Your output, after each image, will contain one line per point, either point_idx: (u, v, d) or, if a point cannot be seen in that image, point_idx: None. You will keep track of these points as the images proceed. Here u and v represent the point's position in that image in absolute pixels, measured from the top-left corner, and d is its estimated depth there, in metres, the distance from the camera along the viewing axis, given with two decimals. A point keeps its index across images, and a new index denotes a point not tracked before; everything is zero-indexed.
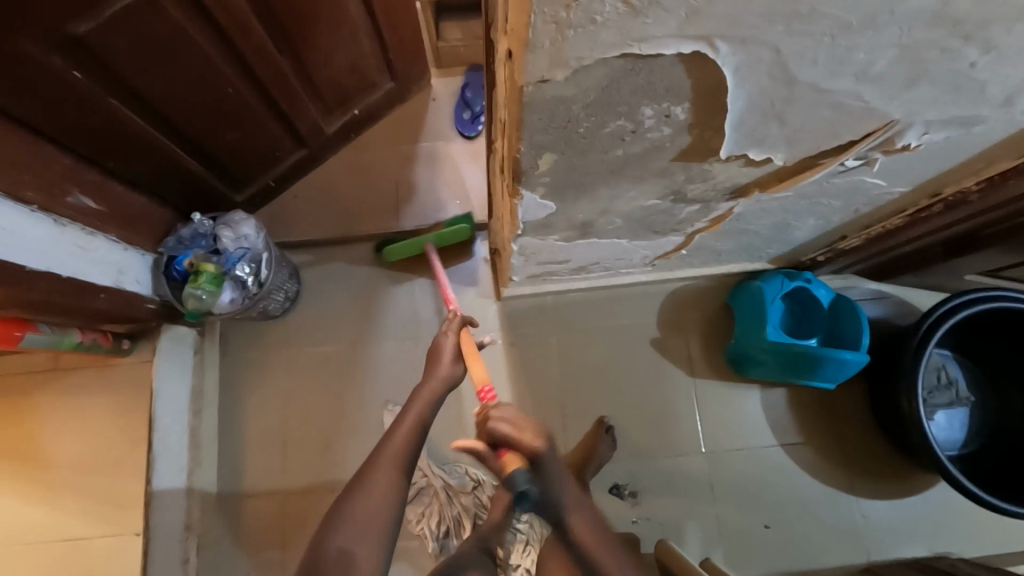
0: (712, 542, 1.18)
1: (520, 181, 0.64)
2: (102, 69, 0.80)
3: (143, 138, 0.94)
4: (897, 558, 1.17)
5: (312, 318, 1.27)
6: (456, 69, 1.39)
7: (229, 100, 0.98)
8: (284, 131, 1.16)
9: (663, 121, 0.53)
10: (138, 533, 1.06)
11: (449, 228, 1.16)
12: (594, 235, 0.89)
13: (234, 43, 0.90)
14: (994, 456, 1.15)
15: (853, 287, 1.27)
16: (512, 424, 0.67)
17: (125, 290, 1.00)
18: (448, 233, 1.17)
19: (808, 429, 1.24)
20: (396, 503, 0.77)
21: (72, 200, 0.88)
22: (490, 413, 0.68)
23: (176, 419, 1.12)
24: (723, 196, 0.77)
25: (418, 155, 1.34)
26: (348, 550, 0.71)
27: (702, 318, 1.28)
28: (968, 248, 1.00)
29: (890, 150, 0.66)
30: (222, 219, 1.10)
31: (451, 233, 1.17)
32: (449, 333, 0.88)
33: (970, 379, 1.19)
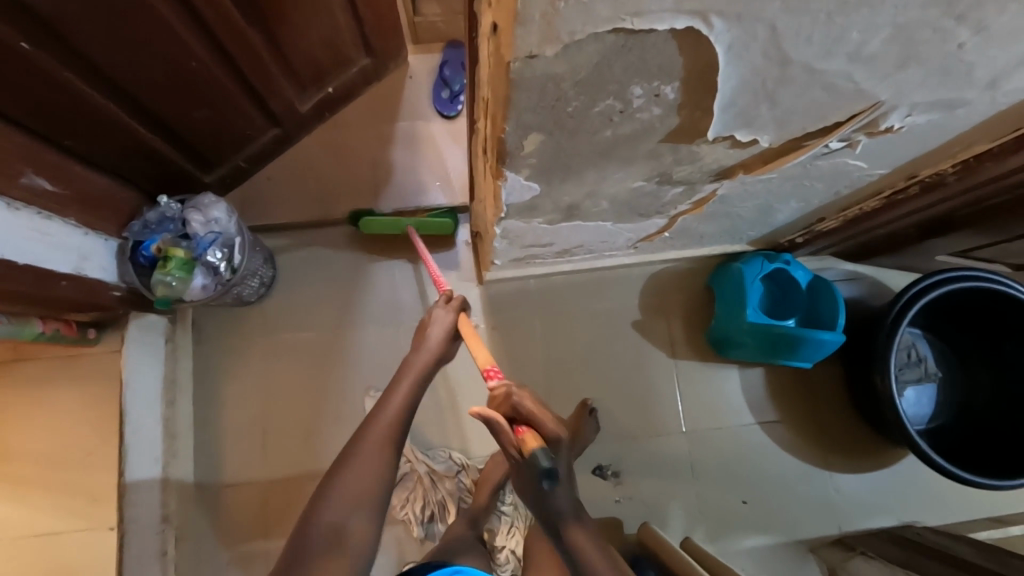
0: (693, 520, 1.20)
1: (505, 162, 0.62)
2: (52, 38, 0.74)
3: (103, 114, 0.88)
4: (867, 529, 1.22)
5: (290, 304, 1.24)
6: (434, 46, 1.35)
7: (197, 75, 0.93)
8: (256, 109, 1.11)
9: (653, 101, 0.52)
10: (113, 527, 1.03)
11: (432, 219, 1.20)
12: (579, 218, 0.88)
13: (200, 13, 0.85)
14: (960, 429, 1.20)
15: (829, 268, 1.30)
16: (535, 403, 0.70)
17: (88, 277, 0.95)
18: (430, 221, 1.19)
19: (784, 407, 1.27)
20: (381, 491, 0.76)
21: (26, 181, 0.82)
22: (513, 391, 0.69)
23: (149, 410, 1.08)
24: (708, 178, 0.77)
25: (396, 135, 1.30)
26: (344, 520, 0.73)
27: (682, 300, 1.29)
28: (941, 230, 1.03)
29: (873, 132, 0.66)
30: (191, 203, 1.05)
31: (434, 222, 1.19)
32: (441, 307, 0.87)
33: (938, 357, 1.24)
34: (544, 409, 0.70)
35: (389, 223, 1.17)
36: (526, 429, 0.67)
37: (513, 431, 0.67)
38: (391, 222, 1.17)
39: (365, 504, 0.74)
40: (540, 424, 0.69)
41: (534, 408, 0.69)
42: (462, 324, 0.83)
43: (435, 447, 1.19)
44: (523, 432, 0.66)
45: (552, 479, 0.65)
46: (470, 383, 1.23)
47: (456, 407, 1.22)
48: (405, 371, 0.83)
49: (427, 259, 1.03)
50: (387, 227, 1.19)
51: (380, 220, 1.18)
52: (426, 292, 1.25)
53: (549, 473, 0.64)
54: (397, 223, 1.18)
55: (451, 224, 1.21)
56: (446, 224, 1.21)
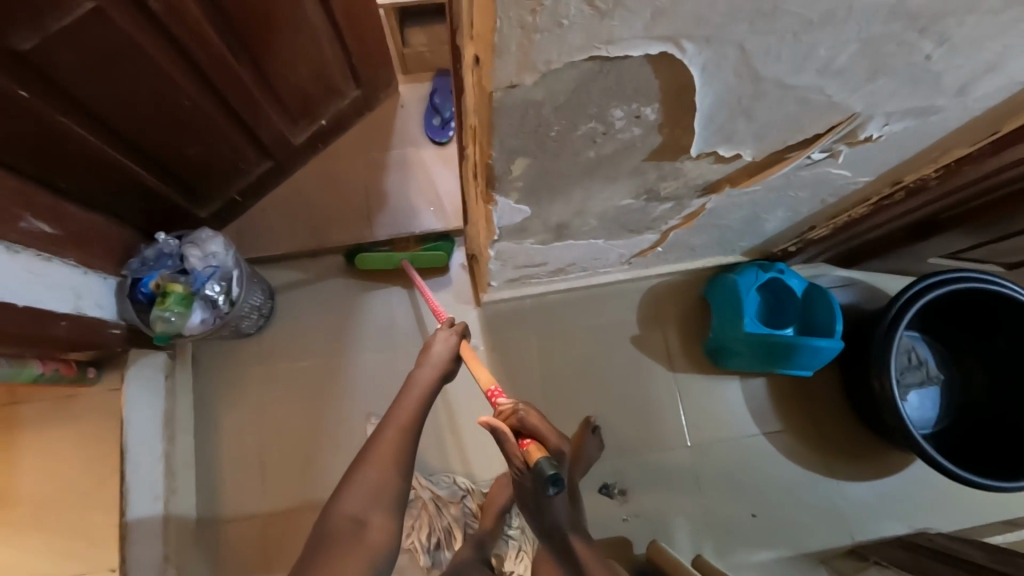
0: (702, 536, 1.19)
1: (494, 186, 0.63)
2: (48, 85, 0.76)
3: (97, 155, 0.90)
4: (879, 537, 1.20)
5: (288, 334, 1.24)
6: (423, 75, 1.38)
7: (188, 112, 0.95)
8: (248, 143, 1.13)
9: (634, 122, 0.53)
10: (113, 569, 1.02)
11: (426, 252, 1.23)
12: (571, 236, 0.89)
13: (190, 54, 0.87)
14: (965, 431, 1.19)
15: (824, 275, 1.31)
16: (540, 419, 0.70)
17: (86, 316, 0.95)
18: (424, 254, 1.24)
19: (788, 416, 1.26)
20: None
21: (25, 225, 0.84)
22: (519, 408, 0.69)
23: (148, 447, 1.08)
24: (695, 192, 0.78)
25: (389, 163, 1.32)
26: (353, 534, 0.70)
27: (679, 313, 1.29)
28: (930, 232, 1.04)
29: (853, 142, 0.67)
30: (188, 238, 1.06)
31: (428, 254, 1.24)
32: (441, 330, 0.86)
33: (938, 359, 1.24)
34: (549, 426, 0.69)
35: (384, 259, 1.22)
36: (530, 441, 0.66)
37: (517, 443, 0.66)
38: (386, 257, 1.22)
39: (376, 509, 0.72)
40: (545, 438, 0.68)
41: (541, 424, 0.69)
42: (463, 350, 0.82)
43: (437, 473, 1.18)
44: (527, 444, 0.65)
45: (559, 487, 0.58)
46: (471, 405, 1.23)
47: (458, 430, 1.22)
48: (411, 388, 0.80)
49: (425, 291, 1.04)
50: (383, 263, 1.23)
51: (375, 257, 1.22)
52: (423, 322, 1.25)
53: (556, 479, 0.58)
54: (392, 258, 1.22)
55: (445, 255, 1.25)
56: (441, 256, 1.25)
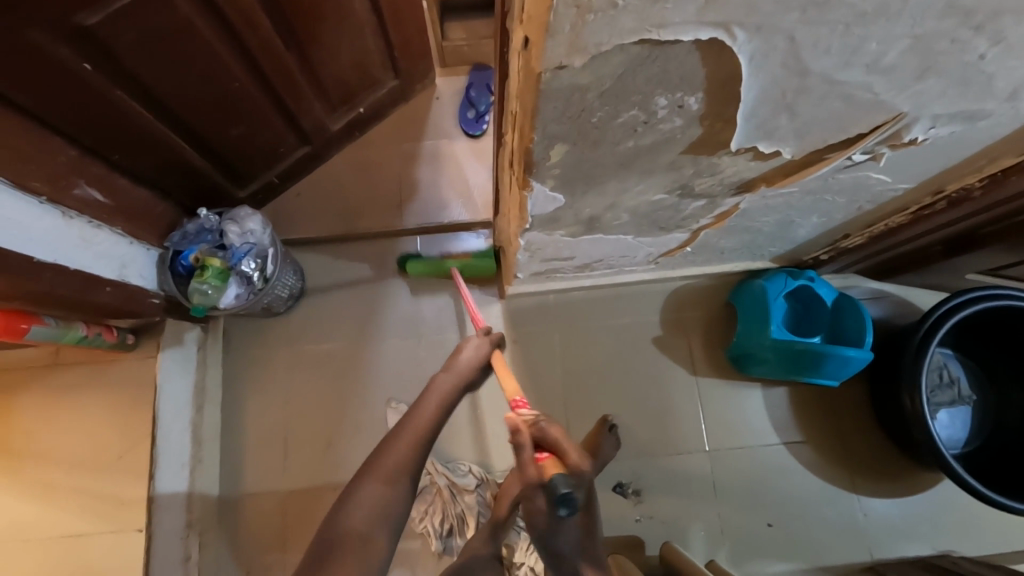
0: (716, 543, 1.17)
1: (531, 173, 0.64)
2: (110, 61, 0.80)
3: (150, 131, 0.94)
4: (899, 557, 1.18)
5: (316, 315, 1.27)
6: (460, 69, 1.40)
7: (236, 94, 0.99)
8: (288, 128, 1.16)
9: (676, 111, 0.54)
10: (140, 530, 1.03)
11: (475, 260, 1.24)
12: (600, 230, 0.90)
13: (242, 37, 0.90)
14: (996, 455, 1.15)
15: (854, 286, 1.29)
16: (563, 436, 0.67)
17: (129, 284, 0.99)
18: (474, 263, 1.24)
19: (810, 426, 1.24)
20: None
21: (78, 192, 0.88)
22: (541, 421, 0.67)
23: (177, 416, 1.11)
24: (729, 191, 0.78)
25: (422, 153, 1.34)
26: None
27: (703, 316, 1.28)
28: (967, 247, 1.02)
29: (896, 145, 0.66)
30: (228, 215, 1.10)
31: (477, 263, 1.24)
32: (471, 337, 0.85)
33: (970, 379, 1.21)
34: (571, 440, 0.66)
35: (435, 266, 1.24)
36: (547, 456, 0.65)
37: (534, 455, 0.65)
38: (437, 265, 1.24)
39: None
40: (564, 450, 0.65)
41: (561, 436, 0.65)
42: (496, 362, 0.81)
43: (455, 461, 1.19)
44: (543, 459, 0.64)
45: (570, 510, 0.59)
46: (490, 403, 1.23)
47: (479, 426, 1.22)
48: None
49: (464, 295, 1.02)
50: (435, 270, 1.25)
51: (427, 264, 1.24)
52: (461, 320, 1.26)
53: (565, 500, 0.58)
54: (443, 265, 1.24)
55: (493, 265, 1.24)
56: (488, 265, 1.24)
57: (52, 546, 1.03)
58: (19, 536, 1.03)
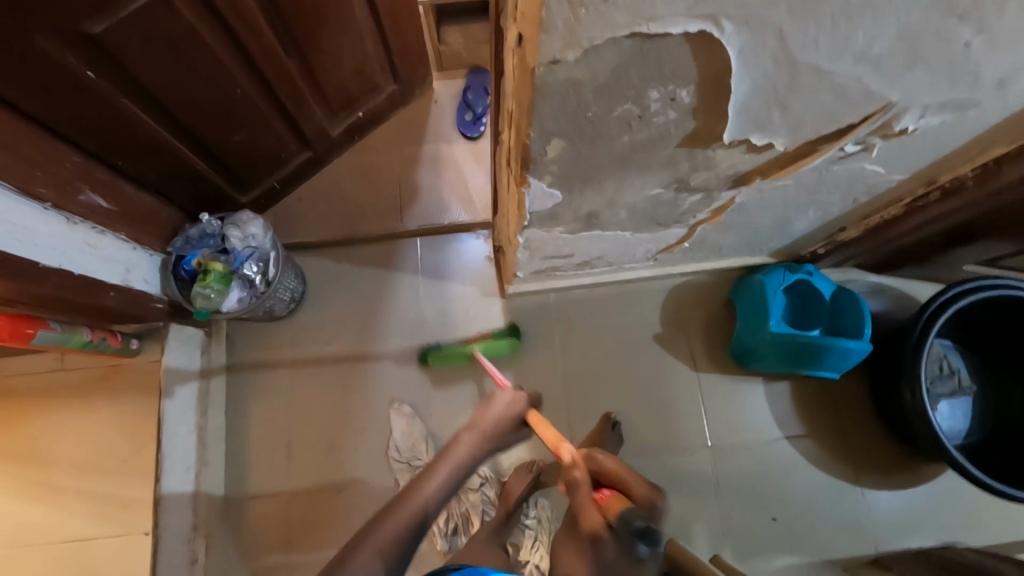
0: (720, 539, 1.18)
1: (528, 169, 0.65)
2: (114, 68, 0.81)
3: (154, 138, 0.95)
4: (904, 549, 1.18)
5: (318, 319, 1.28)
6: (458, 72, 1.41)
7: (238, 100, 1.00)
8: (290, 134, 1.18)
9: (669, 105, 0.55)
10: (147, 533, 1.06)
11: (495, 342, 1.22)
12: (599, 227, 0.91)
13: (244, 44, 0.92)
14: (999, 445, 1.15)
15: (853, 280, 1.29)
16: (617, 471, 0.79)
17: (133, 288, 1.01)
18: (492, 344, 1.23)
19: (812, 420, 1.24)
20: None
21: (83, 199, 0.89)
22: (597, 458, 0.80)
23: (183, 420, 1.12)
24: (725, 184, 0.79)
25: (422, 157, 1.35)
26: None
27: (704, 313, 1.29)
28: (964, 239, 1.03)
29: (888, 135, 0.67)
30: (230, 219, 1.11)
31: (496, 344, 1.22)
32: (503, 390, 0.80)
33: (971, 370, 1.21)
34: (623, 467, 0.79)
35: (455, 352, 1.22)
36: (607, 492, 0.76)
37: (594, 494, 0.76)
38: (457, 351, 1.22)
39: None
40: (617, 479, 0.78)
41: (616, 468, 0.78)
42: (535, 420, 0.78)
43: None
44: (606, 496, 0.76)
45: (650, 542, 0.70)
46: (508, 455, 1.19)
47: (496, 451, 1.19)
48: None
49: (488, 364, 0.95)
50: (454, 358, 1.23)
51: (446, 351, 1.23)
52: (478, 376, 1.24)
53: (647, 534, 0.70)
54: (462, 351, 1.22)
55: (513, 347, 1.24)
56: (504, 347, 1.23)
57: (60, 549, 1.04)
58: (26, 540, 1.04)
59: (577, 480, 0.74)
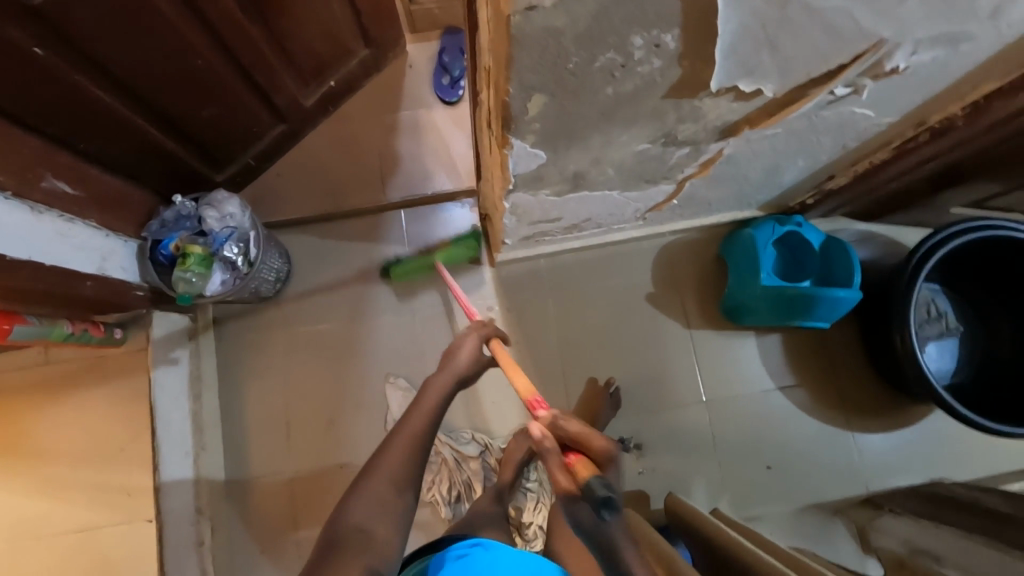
0: (717, 491, 1.21)
1: (510, 129, 0.63)
2: (65, 43, 0.76)
3: (117, 117, 0.90)
4: (894, 487, 1.22)
5: (306, 297, 1.25)
6: (432, 33, 1.35)
7: (203, 72, 0.95)
8: (261, 106, 1.13)
9: (653, 51, 0.52)
10: (151, 519, 1.05)
11: (456, 248, 1.23)
12: (586, 187, 0.88)
13: (202, 10, 0.86)
14: (986, 383, 1.18)
15: (843, 229, 1.29)
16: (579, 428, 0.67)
17: (110, 277, 0.98)
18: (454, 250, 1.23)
19: (804, 370, 1.26)
20: None
21: (47, 185, 0.85)
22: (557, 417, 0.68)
23: (177, 406, 1.11)
24: (713, 136, 0.76)
25: (401, 125, 1.31)
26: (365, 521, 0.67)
27: (695, 270, 1.29)
28: (953, 180, 1.02)
29: (878, 75, 0.65)
30: (205, 200, 1.07)
31: (458, 250, 1.23)
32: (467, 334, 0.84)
33: (959, 311, 1.23)
34: (590, 428, 0.66)
35: (417, 262, 1.22)
36: (576, 455, 0.64)
37: (563, 459, 0.64)
38: (419, 263, 1.22)
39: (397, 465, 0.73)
40: (586, 443, 0.66)
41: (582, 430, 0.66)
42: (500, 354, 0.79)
43: (457, 430, 1.20)
44: (574, 461, 0.63)
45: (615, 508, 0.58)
46: (496, 416, 1.21)
47: (489, 410, 1.21)
48: None
49: (450, 286, 1.01)
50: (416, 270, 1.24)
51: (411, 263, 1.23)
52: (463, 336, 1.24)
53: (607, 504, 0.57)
54: (425, 260, 1.23)
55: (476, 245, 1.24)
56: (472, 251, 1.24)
57: (64, 540, 1.04)
58: (29, 535, 1.04)
59: (546, 451, 0.64)
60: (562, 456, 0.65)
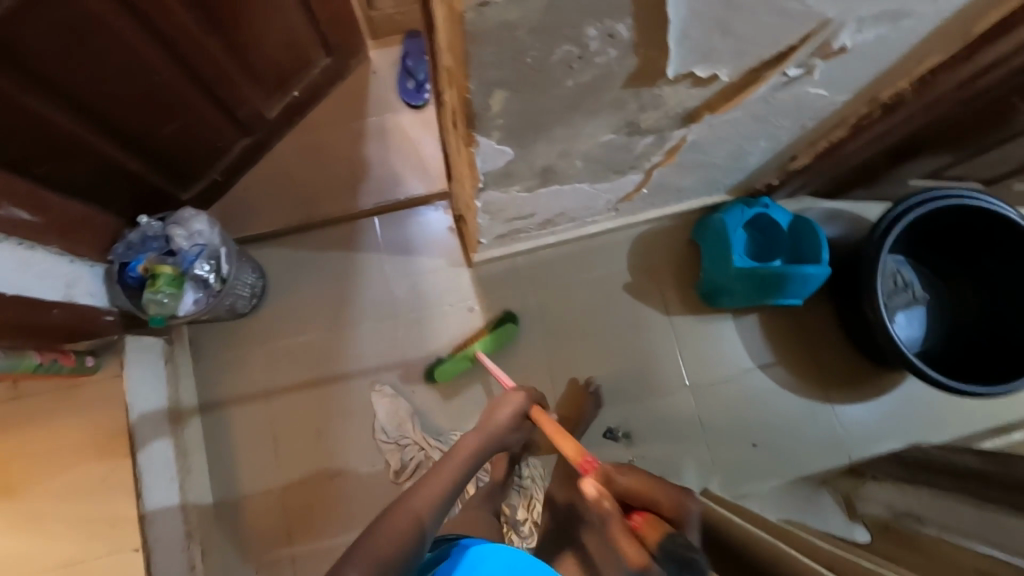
0: (707, 471, 1.23)
1: (474, 126, 0.63)
2: (14, 66, 0.74)
3: (75, 138, 0.88)
4: (875, 454, 1.25)
5: (284, 310, 1.24)
6: (393, 38, 1.34)
7: (161, 89, 0.93)
8: (224, 120, 1.11)
9: (609, 42, 0.53)
10: (137, 548, 0.98)
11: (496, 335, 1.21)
12: (556, 181, 0.89)
13: (157, 25, 0.85)
14: (954, 347, 1.22)
15: (809, 208, 1.32)
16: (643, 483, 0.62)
17: (78, 303, 0.98)
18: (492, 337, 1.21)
19: (782, 347, 1.29)
20: None
21: (4, 213, 0.82)
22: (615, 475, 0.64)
23: (157, 430, 1.09)
24: (676, 123, 0.78)
25: (368, 131, 1.30)
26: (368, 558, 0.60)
27: (670, 257, 1.31)
28: (909, 153, 1.06)
29: (828, 55, 0.68)
30: (171, 219, 1.06)
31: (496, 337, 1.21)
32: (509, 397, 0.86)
33: (925, 280, 1.27)
34: (658, 487, 0.61)
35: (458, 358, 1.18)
36: (641, 517, 0.59)
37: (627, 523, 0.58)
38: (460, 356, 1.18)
39: None
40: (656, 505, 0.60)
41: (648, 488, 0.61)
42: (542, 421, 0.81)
43: (446, 433, 1.20)
44: (641, 523, 0.58)
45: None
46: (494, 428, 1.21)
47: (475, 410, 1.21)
48: None
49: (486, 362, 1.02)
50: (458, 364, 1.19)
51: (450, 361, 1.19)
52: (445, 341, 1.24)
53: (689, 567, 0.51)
54: (464, 354, 1.19)
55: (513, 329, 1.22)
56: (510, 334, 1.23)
57: None
58: None
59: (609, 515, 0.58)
60: (626, 518, 0.60)
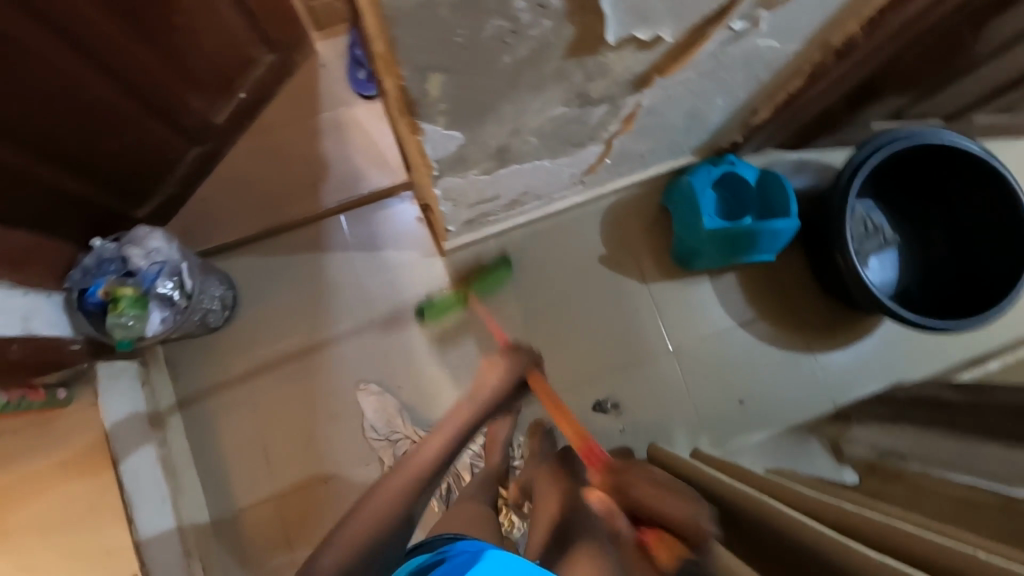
0: (696, 433, 1.24)
1: (415, 113, 0.61)
2: None
3: (9, 168, 0.84)
4: (859, 397, 1.28)
5: (258, 319, 1.22)
6: (339, 27, 1.28)
7: (97, 106, 0.90)
8: (170, 131, 1.07)
9: (540, 12, 0.51)
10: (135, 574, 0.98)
11: (490, 277, 1.23)
12: (514, 160, 0.88)
13: (82, 40, 0.81)
14: (927, 285, 1.24)
15: (775, 161, 1.32)
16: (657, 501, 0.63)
17: (39, 336, 0.94)
18: (485, 280, 1.23)
19: (760, 303, 1.30)
20: None
21: None
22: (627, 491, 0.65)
23: (141, 454, 1.07)
24: (627, 89, 0.76)
25: (323, 127, 1.27)
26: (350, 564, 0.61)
27: (642, 224, 1.30)
28: (868, 97, 1.05)
29: (771, 4, 0.66)
30: (126, 240, 1.03)
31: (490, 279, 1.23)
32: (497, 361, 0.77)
33: (895, 221, 1.28)
34: (678, 505, 0.62)
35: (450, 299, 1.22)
36: (651, 533, 0.62)
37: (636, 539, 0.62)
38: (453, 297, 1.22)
39: None
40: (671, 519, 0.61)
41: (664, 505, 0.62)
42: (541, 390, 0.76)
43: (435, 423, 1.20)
44: (650, 541, 0.61)
45: None
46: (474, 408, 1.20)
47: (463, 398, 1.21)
48: None
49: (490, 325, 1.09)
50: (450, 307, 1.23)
51: (440, 301, 1.22)
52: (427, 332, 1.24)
53: None
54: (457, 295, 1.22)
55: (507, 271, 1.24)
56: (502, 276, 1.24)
57: None
58: None
59: (616, 531, 0.64)
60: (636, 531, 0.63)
